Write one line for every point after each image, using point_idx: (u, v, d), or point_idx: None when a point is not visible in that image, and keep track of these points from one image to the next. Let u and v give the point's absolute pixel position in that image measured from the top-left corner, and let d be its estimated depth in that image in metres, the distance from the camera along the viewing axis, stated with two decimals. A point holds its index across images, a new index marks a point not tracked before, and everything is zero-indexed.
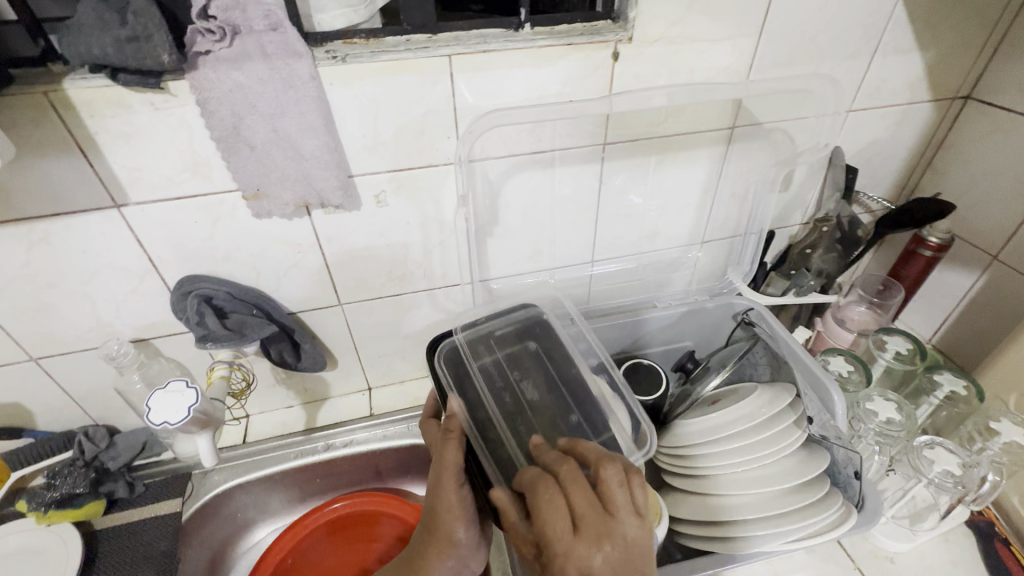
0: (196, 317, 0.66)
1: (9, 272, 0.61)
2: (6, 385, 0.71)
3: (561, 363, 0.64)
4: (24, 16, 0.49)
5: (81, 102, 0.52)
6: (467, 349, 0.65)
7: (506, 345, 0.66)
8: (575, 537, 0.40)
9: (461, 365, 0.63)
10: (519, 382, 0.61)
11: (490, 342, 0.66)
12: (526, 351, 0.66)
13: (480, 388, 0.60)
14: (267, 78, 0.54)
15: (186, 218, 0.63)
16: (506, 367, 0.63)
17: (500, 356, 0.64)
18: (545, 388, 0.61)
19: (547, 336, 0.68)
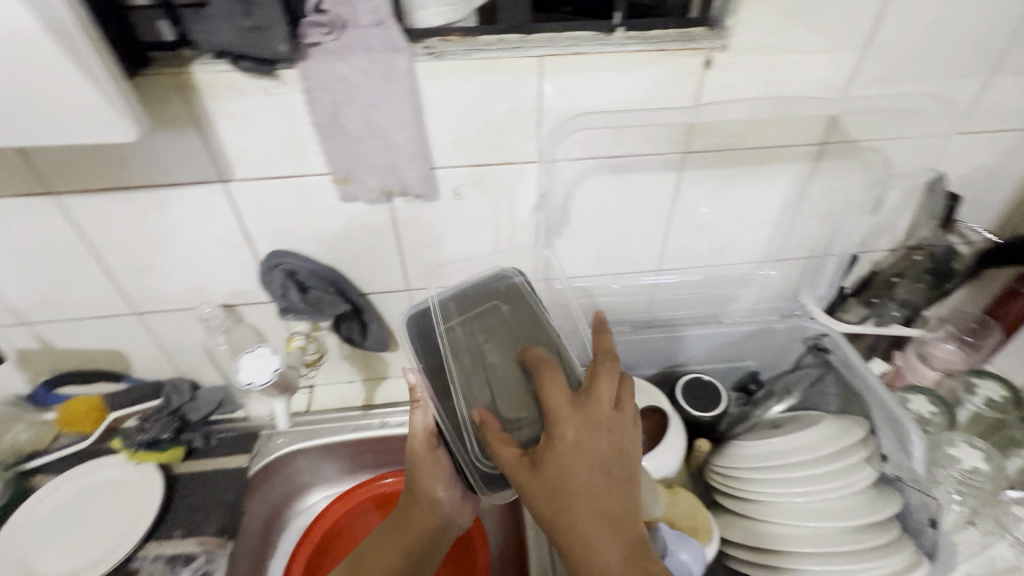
0: (281, 289, 0.71)
1: (128, 233, 0.68)
2: (113, 333, 0.80)
3: (530, 328, 0.58)
4: (165, 5, 0.54)
5: (205, 84, 0.57)
6: (438, 311, 0.60)
7: (475, 308, 0.60)
8: (573, 413, 0.46)
9: (429, 330, 0.60)
10: (484, 342, 0.57)
11: (462, 300, 0.61)
12: (497, 313, 0.59)
13: (444, 353, 0.57)
14: (368, 70, 0.57)
15: (281, 195, 0.67)
16: (475, 328, 0.58)
17: (466, 316, 0.59)
18: (512, 350, 0.56)
19: (521, 299, 0.61)
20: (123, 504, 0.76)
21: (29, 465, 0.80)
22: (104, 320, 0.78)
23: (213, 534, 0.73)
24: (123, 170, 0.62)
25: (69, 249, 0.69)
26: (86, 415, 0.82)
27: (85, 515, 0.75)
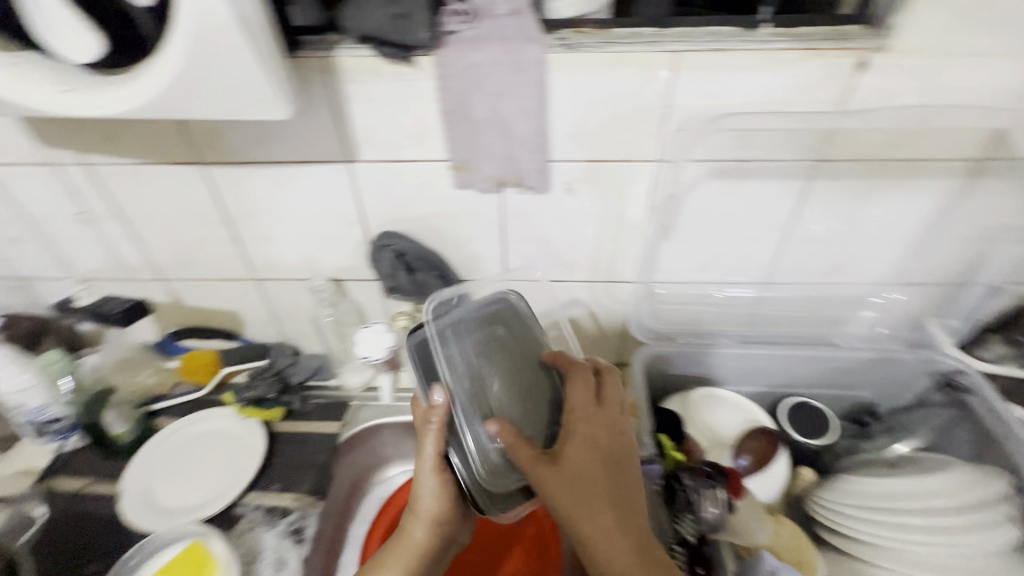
0: (389, 268, 0.74)
1: (259, 204, 0.73)
2: (234, 295, 0.86)
3: (535, 347, 0.60)
4: None
5: (345, 67, 0.60)
6: (436, 338, 0.59)
7: (477, 329, 0.60)
8: (595, 411, 0.55)
9: (429, 357, 0.58)
10: (490, 365, 0.57)
11: (459, 326, 0.60)
12: (500, 333, 0.60)
13: (451, 376, 0.57)
14: (501, 60, 0.58)
15: (399, 177, 0.69)
16: (479, 351, 0.58)
17: (466, 340, 0.59)
18: (521, 371, 0.58)
19: (517, 316, 0.62)
20: (226, 454, 0.82)
21: (153, 407, 0.87)
22: (227, 282, 0.84)
23: (306, 492, 0.78)
24: (262, 145, 0.67)
25: (207, 215, 0.75)
26: (204, 368, 0.88)
27: (199, 456, 0.81)
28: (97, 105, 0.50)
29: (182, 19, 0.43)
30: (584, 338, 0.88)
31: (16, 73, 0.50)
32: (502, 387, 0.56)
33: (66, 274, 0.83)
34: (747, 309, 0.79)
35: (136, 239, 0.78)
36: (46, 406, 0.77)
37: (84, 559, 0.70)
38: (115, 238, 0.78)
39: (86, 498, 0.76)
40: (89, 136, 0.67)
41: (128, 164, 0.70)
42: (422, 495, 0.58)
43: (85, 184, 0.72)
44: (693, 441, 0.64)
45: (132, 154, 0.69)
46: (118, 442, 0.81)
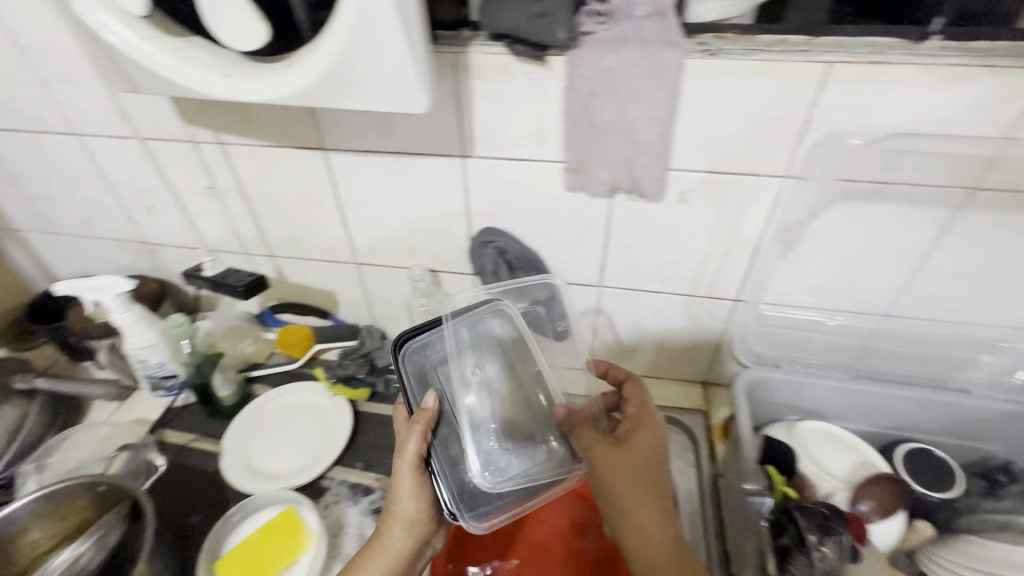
0: (492, 268, 0.76)
1: (371, 192, 0.76)
2: (334, 276, 0.90)
3: (521, 359, 0.65)
4: None
5: (475, 63, 0.60)
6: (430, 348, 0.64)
7: (468, 340, 0.64)
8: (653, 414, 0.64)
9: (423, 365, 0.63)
10: (474, 375, 0.62)
11: (453, 338, 0.64)
12: (489, 347, 0.64)
13: (440, 384, 0.62)
14: (637, 63, 0.56)
15: (510, 176, 0.69)
16: (466, 363, 0.63)
17: (458, 352, 0.63)
18: (502, 382, 0.63)
19: (509, 327, 0.66)
20: (317, 427, 0.86)
21: (252, 373, 0.93)
22: (329, 263, 0.88)
23: (387, 474, 0.80)
24: (384, 135, 0.69)
25: (321, 198, 0.78)
26: (299, 342, 0.93)
27: (289, 425, 0.86)
28: (252, 91, 0.52)
29: (347, 16, 0.45)
30: (672, 351, 0.86)
31: (184, 58, 0.53)
32: (486, 396, 0.61)
33: (189, 243, 0.90)
34: (860, 342, 0.73)
35: (253, 216, 0.83)
36: (166, 364, 0.83)
37: (191, 509, 0.75)
38: (237, 214, 0.83)
39: (193, 452, 0.82)
40: (227, 118, 0.71)
41: (258, 145, 0.74)
42: (400, 499, 0.60)
43: (217, 162, 0.77)
44: (804, 473, 0.62)
45: (263, 136, 0.73)
46: (223, 404, 0.86)
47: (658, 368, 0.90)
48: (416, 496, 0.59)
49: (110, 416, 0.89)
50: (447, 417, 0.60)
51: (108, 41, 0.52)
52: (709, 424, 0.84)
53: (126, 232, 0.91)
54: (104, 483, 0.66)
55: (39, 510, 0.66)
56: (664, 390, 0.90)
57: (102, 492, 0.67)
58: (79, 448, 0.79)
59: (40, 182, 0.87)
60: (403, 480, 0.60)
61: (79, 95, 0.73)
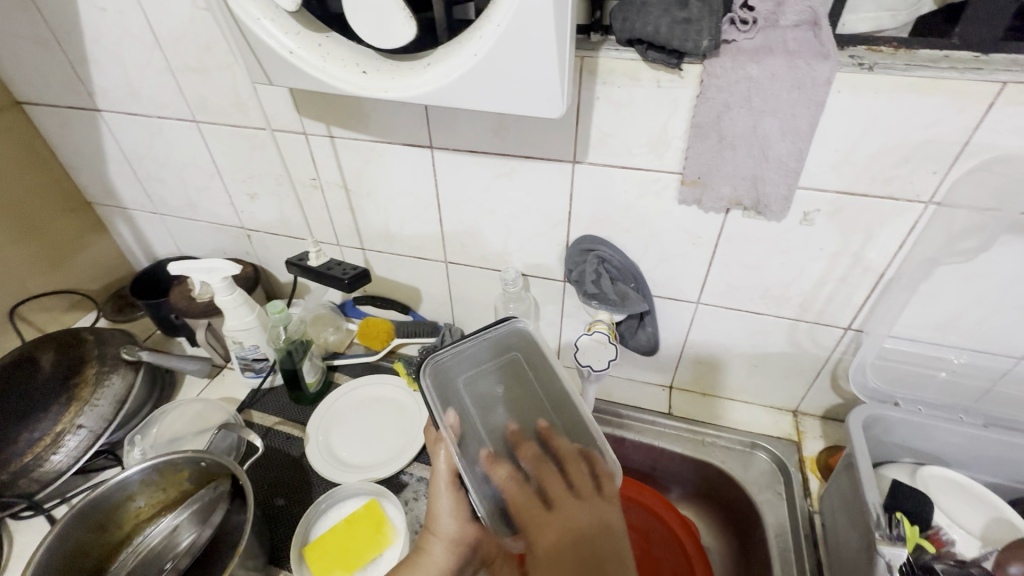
0: (593, 275, 0.73)
1: (473, 193, 0.76)
2: (420, 273, 0.90)
3: (542, 374, 0.64)
4: None
5: (604, 69, 0.59)
6: (454, 364, 0.64)
7: (490, 359, 0.65)
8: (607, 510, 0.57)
9: (446, 381, 0.63)
10: (496, 391, 0.63)
11: (476, 354, 0.65)
12: (511, 365, 0.65)
13: (463, 402, 0.62)
14: (781, 75, 0.53)
15: (620, 184, 0.68)
16: (486, 380, 0.64)
17: (478, 370, 0.64)
18: (523, 399, 0.63)
19: (529, 344, 0.66)
20: (401, 420, 0.86)
21: (333, 361, 0.95)
22: (418, 260, 0.88)
23: None
24: (494, 137, 0.68)
25: (421, 196, 0.79)
26: (380, 334, 0.93)
27: (365, 419, 0.87)
28: (388, 89, 0.53)
29: (503, 19, 0.45)
30: (766, 374, 0.82)
31: (324, 54, 0.54)
32: (507, 410, 0.61)
33: (285, 232, 0.92)
34: (986, 385, 0.67)
35: (351, 210, 0.84)
36: (258, 347, 0.86)
37: (276, 491, 0.77)
38: (335, 207, 0.85)
39: (277, 435, 0.84)
40: (340, 113, 0.72)
41: (365, 141, 0.75)
42: (435, 516, 0.59)
43: (323, 154, 0.78)
44: (939, 525, 0.59)
45: (372, 132, 0.73)
46: (308, 390, 0.88)
47: (745, 391, 0.86)
48: (455, 512, 0.59)
49: (200, 393, 0.93)
50: (469, 431, 0.59)
51: (254, 34, 0.53)
52: (801, 456, 0.80)
53: (226, 217, 0.95)
54: (204, 459, 0.70)
55: (148, 479, 0.70)
56: (751, 415, 0.86)
57: (202, 467, 0.71)
58: (176, 421, 0.83)
59: (154, 165, 0.92)
60: (439, 496, 0.59)
61: (203, 85, 0.76)
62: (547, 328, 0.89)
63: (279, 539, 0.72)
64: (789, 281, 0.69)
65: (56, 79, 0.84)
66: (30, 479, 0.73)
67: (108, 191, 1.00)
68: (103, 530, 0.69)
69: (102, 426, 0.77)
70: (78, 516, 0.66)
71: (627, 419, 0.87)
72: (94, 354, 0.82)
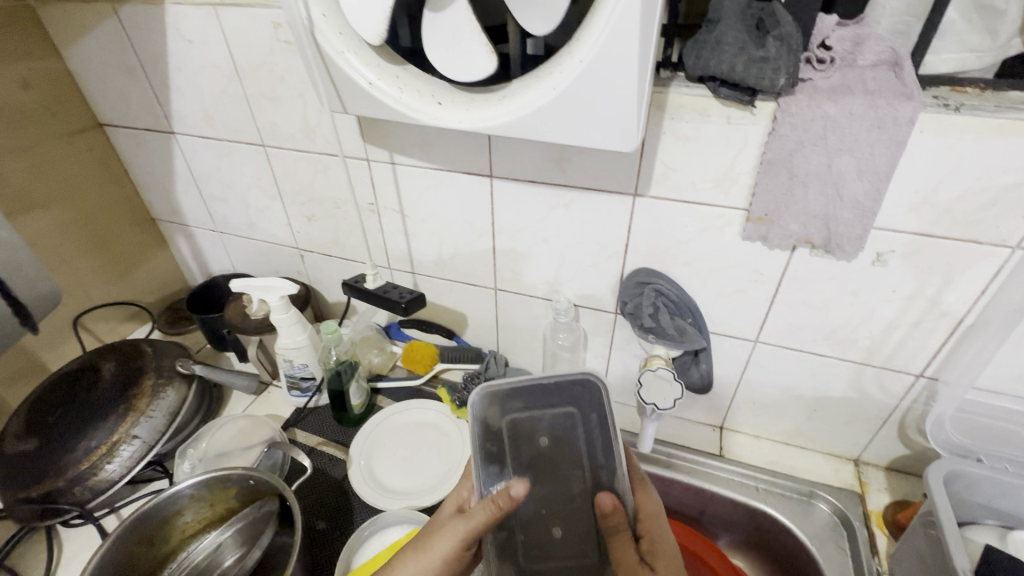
0: (651, 310, 0.72)
1: (528, 223, 0.76)
2: (469, 299, 0.90)
3: (595, 435, 0.60)
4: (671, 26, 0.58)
5: (673, 103, 0.59)
6: (510, 397, 0.62)
7: (543, 404, 0.62)
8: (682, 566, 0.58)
9: (496, 415, 0.61)
10: (540, 437, 0.61)
11: (536, 394, 0.62)
12: (564, 416, 0.61)
13: (506, 448, 0.60)
14: (859, 115, 0.52)
15: (681, 219, 0.67)
16: (534, 424, 0.61)
17: (529, 410, 0.62)
18: (565, 454, 0.60)
19: (594, 403, 0.61)
20: (442, 451, 0.85)
21: (377, 383, 0.95)
22: (467, 287, 0.88)
23: None
24: (555, 168, 0.69)
25: (476, 223, 0.79)
26: (424, 359, 0.94)
27: (405, 449, 0.85)
28: (463, 120, 0.54)
29: (586, 56, 0.45)
30: (826, 419, 0.78)
31: (402, 86, 0.56)
32: (545, 460, 0.60)
33: (338, 253, 0.94)
34: None
35: (405, 234, 0.86)
36: (307, 366, 0.87)
37: (317, 514, 0.77)
38: (389, 230, 0.86)
39: (320, 456, 0.84)
40: (405, 141, 0.74)
41: (426, 168, 0.76)
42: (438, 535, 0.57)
43: (383, 180, 0.80)
44: None
45: (433, 160, 0.75)
46: (352, 411, 0.88)
47: (802, 436, 0.82)
48: (457, 543, 0.56)
49: (245, 409, 0.94)
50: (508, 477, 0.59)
51: (337, 66, 0.56)
52: (865, 510, 0.75)
53: (283, 238, 0.98)
54: (254, 477, 0.70)
55: (198, 494, 0.71)
56: (808, 461, 0.82)
57: (252, 485, 0.71)
58: (222, 435, 0.84)
59: (219, 184, 0.95)
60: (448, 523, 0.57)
61: (275, 112, 0.80)
62: (595, 361, 0.88)
63: (322, 562, 0.72)
64: (855, 322, 0.67)
65: (138, 103, 0.89)
66: (82, 490, 0.74)
67: (172, 207, 1.05)
68: (153, 542, 0.69)
69: (155, 438, 0.78)
70: (129, 529, 0.66)
71: (675, 460, 0.84)
72: (149, 366, 0.84)
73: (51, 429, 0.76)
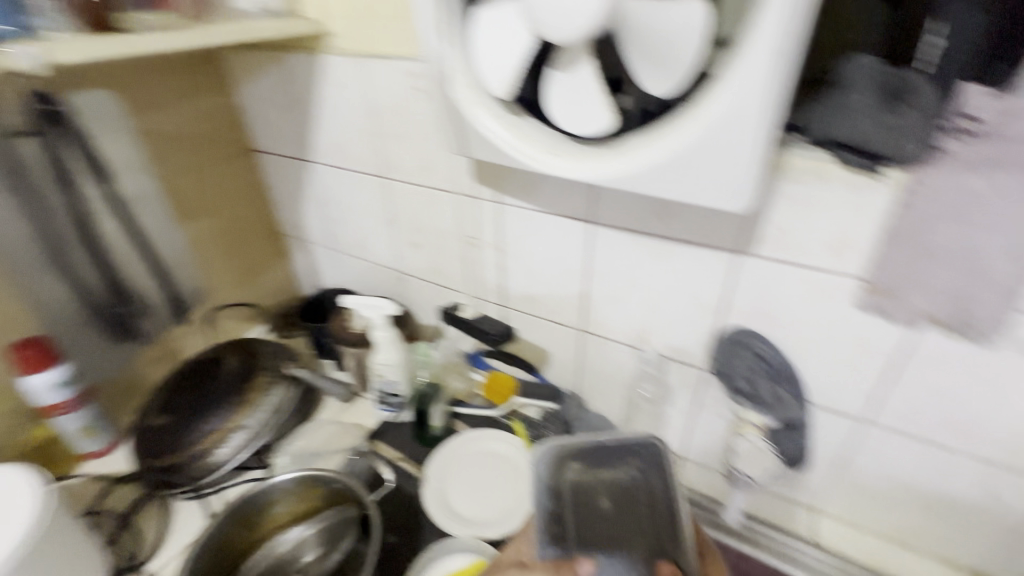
0: (747, 373, 0.70)
1: (624, 270, 0.77)
2: (554, 337, 0.92)
3: (660, 503, 0.60)
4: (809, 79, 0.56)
5: (790, 166, 0.58)
6: (571, 455, 0.65)
7: (605, 465, 0.64)
8: None
9: (556, 471, 0.64)
10: (601, 498, 0.61)
11: (598, 454, 0.65)
12: (627, 479, 0.62)
13: (566, 504, 0.61)
14: (1010, 193, 0.48)
15: (788, 282, 0.64)
16: (595, 485, 0.62)
17: (591, 470, 0.64)
18: (628, 519, 0.59)
19: (658, 467, 0.63)
20: (512, 483, 0.86)
21: (456, 408, 0.97)
22: (555, 326, 0.90)
23: None
24: (657, 220, 0.69)
25: (570, 266, 0.82)
26: (503, 391, 0.95)
27: (475, 477, 0.87)
28: (576, 171, 0.57)
29: (705, 121, 0.47)
30: (947, 521, 0.69)
31: (521, 135, 0.60)
32: (606, 522, 0.59)
33: (436, 280, 1.00)
34: None
35: (500, 269, 0.90)
36: (395, 382, 0.94)
37: (390, 527, 0.80)
38: (487, 264, 0.91)
39: (398, 472, 0.88)
40: (513, 183, 0.79)
41: (530, 210, 0.80)
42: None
43: (487, 217, 0.86)
44: None
45: (538, 203, 0.79)
46: (431, 430, 0.94)
47: (915, 535, 0.73)
48: None
49: (335, 415, 1.01)
50: (568, 534, 0.59)
51: (465, 115, 0.61)
52: None
53: (389, 261, 1.06)
54: (341, 481, 0.76)
55: (291, 489, 0.77)
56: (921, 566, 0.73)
57: (338, 488, 0.76)
58: (314, 439, 0.94)
59: (341, 209, 1.06)
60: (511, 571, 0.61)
61: (400, 150, 0.88)
62: (678, 417, 0.85)
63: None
64: (991, 415, 0.59)
65: (287, 135, 1.03)
66: (196, 468, 0.83)
67: (297, 225, 1.18)
68: (250, 527, 0.76)
69: (261, 430, 0.87)
70: (231, 512, 0.74)
71: (763, 539, 0.81)
72: (264, 365, 0.93)
73: (181, 409, 0.87)
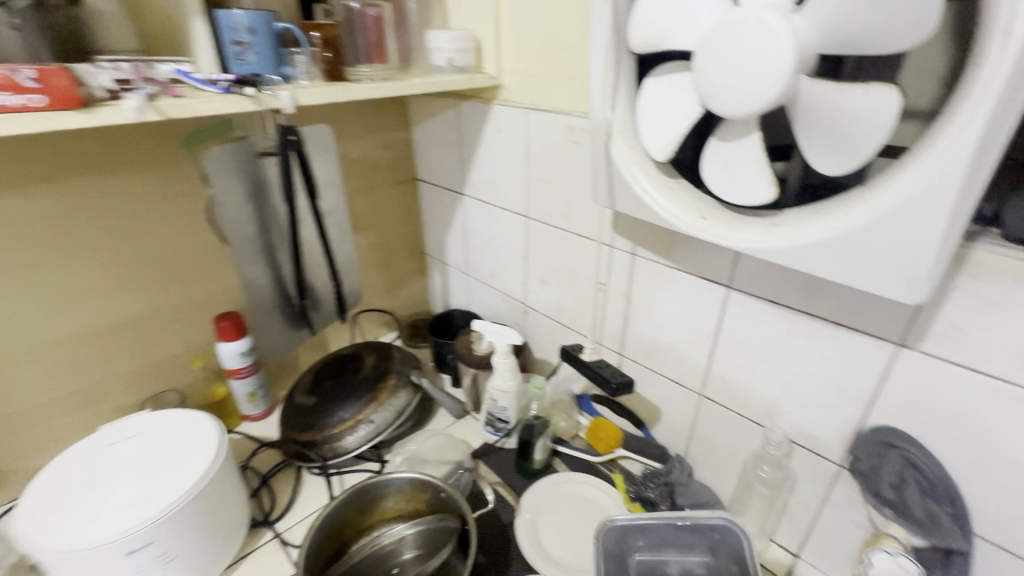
0: (895, 479, 0.62)
1: (758, 341, 0.74)
2: (669, 396, 0.90)
3: None
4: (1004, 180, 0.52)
5: (976, 262, 0.53)
6: (636, 533, 0.70)
7: (672, 547, 0.69)
8: None
9: (620, 551, 0.69)
10: None
11: (663, 535, 0.70)
12: (697, 563, 0.68)
13: None
14: None
15: (959, 388, 0.57)
16: (664, 566, 0.68)
17: (658, 551, 0.69)
18: None
19: (732, 551, 0.68)
20: None
21: (558, 446, 0.99)
22: (672, 384, 0.88)
23: None
24: (804, 295, 0.67)
25: (699, 326, 0.80)
26: (608, 440, 0.94)
27: (570, 523, 0.87)
28: (726, 238, 0.57)
29: (882, 205, 0.46)
30: None
31: (672, 196, 0.62)
32: None
33: (558, 318, 1.05)
34: None
35: (624, 318, 0.91)
36: (506, 409, 0.97)
37: (481, 548, 0.83)
38: (611, 311, 0.93)
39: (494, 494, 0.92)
40: (652, 237, 0.81)
41: (664, 265, 0.81)
42: None
43: (619, 266, 0.88)
44: None
45: (674, 259, 0.80)
46: (533, 463, 0.94)
47: None
48: None
49: (445, 427, 1.08)
50: None
51: (619, 172, 0.65)
52: None
53: (516, 292, 1.13)
54: (446, 491, 0.81)
55: (403, 487, 0.85)
56: None
57: (443, 497, 0.82)
58: (426, 446, 0.98)
59: (482, 240, 1.16)
60: None
61: (546, 194, 0.95)
62: (798, 510, 0.78)
63: None
64: None
65: (448, 170, 1.16)
66: (327, 448, 0.95)
67: (440, 248, 1.31)
68: (364, 513, 0.84)
69: (384, 426, 0.97)
70: (352, 495, 0.82)
71: None
72: (394, 368, 1.04)
73: (323, 393, 1.00)
